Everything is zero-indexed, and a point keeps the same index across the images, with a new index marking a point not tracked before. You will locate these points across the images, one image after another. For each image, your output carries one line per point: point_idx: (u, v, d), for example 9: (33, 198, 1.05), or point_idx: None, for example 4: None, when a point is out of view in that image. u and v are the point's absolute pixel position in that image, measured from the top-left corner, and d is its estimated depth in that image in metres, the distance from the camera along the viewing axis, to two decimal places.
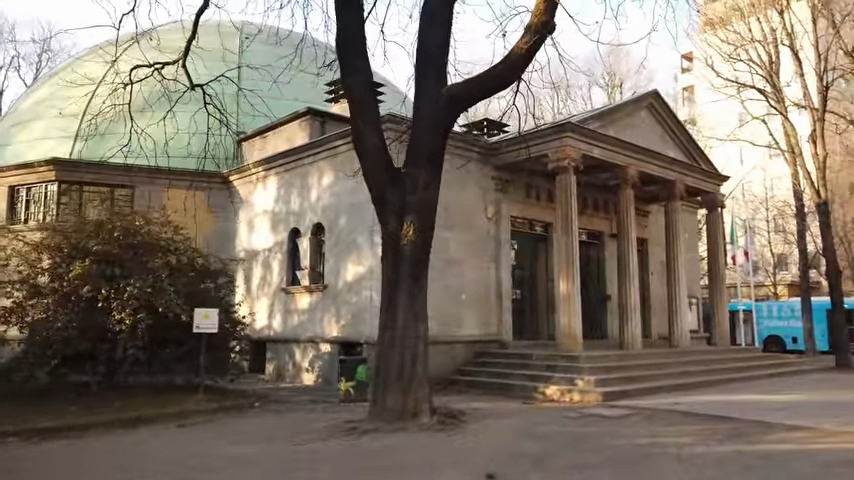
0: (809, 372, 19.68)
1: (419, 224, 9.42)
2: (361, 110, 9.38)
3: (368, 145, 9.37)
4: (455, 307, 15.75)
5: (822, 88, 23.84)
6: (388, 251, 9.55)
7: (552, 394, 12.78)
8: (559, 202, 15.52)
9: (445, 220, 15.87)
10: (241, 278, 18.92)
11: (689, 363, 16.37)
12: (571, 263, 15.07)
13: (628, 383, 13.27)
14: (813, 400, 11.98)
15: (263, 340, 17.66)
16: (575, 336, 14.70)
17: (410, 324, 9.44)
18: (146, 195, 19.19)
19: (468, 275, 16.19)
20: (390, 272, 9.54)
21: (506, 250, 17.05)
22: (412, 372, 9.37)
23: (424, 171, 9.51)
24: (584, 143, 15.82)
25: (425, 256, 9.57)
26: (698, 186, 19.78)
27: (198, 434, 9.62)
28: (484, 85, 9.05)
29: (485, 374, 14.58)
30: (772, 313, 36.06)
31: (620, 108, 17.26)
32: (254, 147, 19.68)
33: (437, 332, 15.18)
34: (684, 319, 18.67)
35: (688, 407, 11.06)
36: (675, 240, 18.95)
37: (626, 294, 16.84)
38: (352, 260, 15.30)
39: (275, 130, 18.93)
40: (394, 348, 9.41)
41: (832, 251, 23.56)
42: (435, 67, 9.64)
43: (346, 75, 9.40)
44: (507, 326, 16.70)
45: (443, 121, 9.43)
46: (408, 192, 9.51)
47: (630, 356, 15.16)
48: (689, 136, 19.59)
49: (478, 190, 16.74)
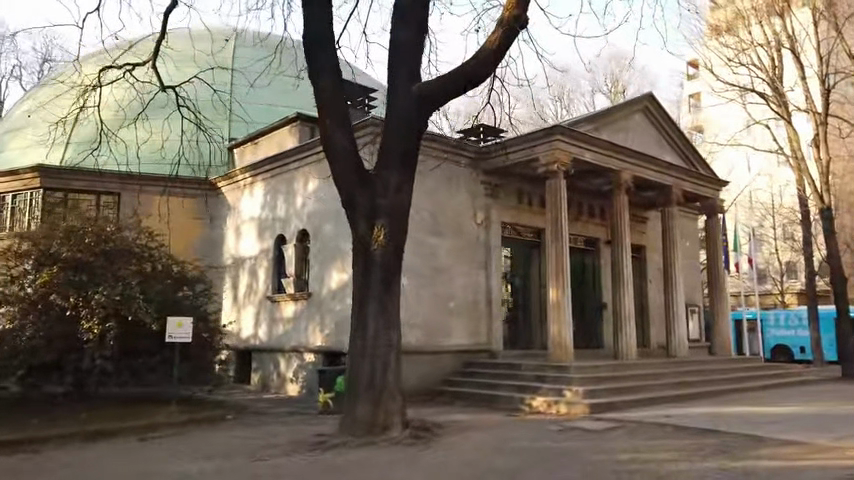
0: (813, 383, 19.09)
1: (390, 228, 9.01)
2: (329, 109, 8.97)
3: (336, 145, 8.98)
4: (443, 316, 15.30)
5: (824, 92, 23.34)
6: (359, 256, 9.14)
7: (539, 406, 12.32)
8: (549, 207, 15.08)
9: (433, 226, 15.44)
10: (229, 286, 18.58)
11: (686, 374, 15.84)
12: (561, 270, 14.63)
13: (618, 394, 12.79)
14: (810, 414, 11.47)
15: (249, 350, 17.31)
16: (566, 345, 14.22)
17: (381, 332, 9.00)
18: (131, 201, 18.94)
19: (457, 282, 15.75)
20: (361, 278, 9.11)
21: (496, 256, 16.62)
22: (383, 383, 8.92)
23: (395, 172, 9.12)
24: (575, 147, 15.38)
25: (397, 261, 9.16)
26: (697, 191, 19.28)
27: (162, 448, 9.22)
28: (456, 83, 8.67)
29: (472, 385, 14.14)
30: (779, 322, 35.31)
31: (613, 110, 16.82)
32: (246, 152, 19.22)
33: (423, 341, 14.72)
34: (681, 328, 18.14)
35: (677, 421, 10.58)
36: (672, 247, 18.43)
37: (621, 302, 16.27)
38: (336, 267, 14.90)
39: (266, 136, 18.51)
40: (364, 357, 8.98)
41: (837, 258, 22.94)
42: (408, 64, 9.27)
43: (314, 73, 9.03)
44: (497, 336, 16.25)
45: (414, 121, 9.04)
46: (379, 194, 9.09)
47: (623, 366, 14.58)
48: (686, 140, 19.11)
49: (467, 195, 16.33)
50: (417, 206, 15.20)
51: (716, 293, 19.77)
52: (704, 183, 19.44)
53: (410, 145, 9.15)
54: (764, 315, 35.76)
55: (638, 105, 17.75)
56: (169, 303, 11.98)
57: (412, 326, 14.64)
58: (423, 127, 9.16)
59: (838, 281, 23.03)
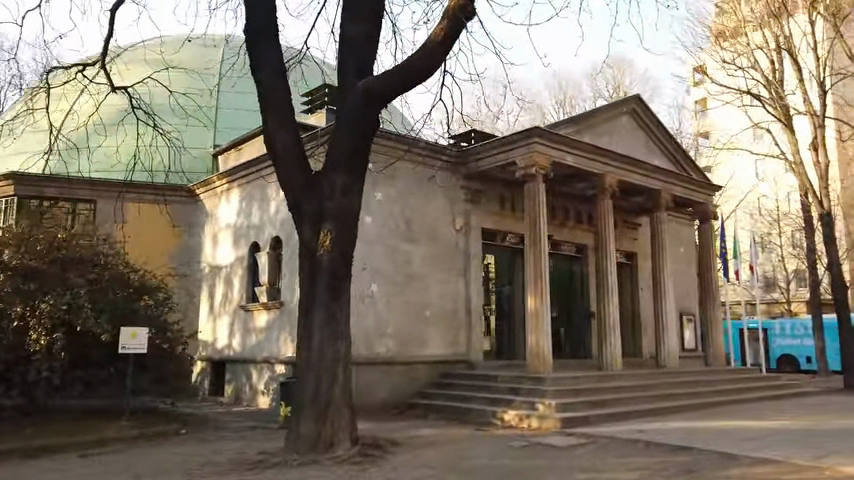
0: (810, 394, 18.36)
1: (337, 233, 8.46)
2: (272, 107, 8.47)
3: (280, 145, 8.47)
4: (419, 326, 14.75)
5: (822, 94, 22.68)
6: (305, 262, 8.61)
7: (510, 419, 11.75)
8: (528, 210, 14.56)
9: (408, 232, 14.94)
10: (206, 296, 18.14)
11: (674, 385, 15.20)
12: (540, 278, 14.10)
13: (596, 407, 12.21)
14: (795, 429, 10.84)
15: (223, 360, 16.84)
16: (545, 355, 13.67)
17: (327, 344, 8.45)
18: (108, 209, 18.61)
19: (433, 291, 15.19)
20: (307, 286, 8.58)
21: (476, 263, 16.09)
22: (329, 397, 8.38)
23: (343, 172, 8.56)
24: (556, 149, 14.86)
25: (347, 267, 8.63)
26: (687, 196, 18.66)
27: (97, 465, 8.72)
28: (404, 76, 8.18)
29: (445, 397, 13.64)
30: (785, 331, 34.45)
31: (596, 112, 16.28)
32: (229, 158, 18.72)
33: (396, 352, 14.19)
34: (671, 338, 17.43)
35: (651, 436, 10.00)
36: (661, 253, 17.78)
37: (606, 311, 15.65)
38: None
39: (246, 142, 17.98)
40: (309, 369, 8.44)
41: (836, 265, 22.20)
42: (357, 60, 8.79)
43: (257, 69, 8.50)
44: (477, 346, 15.68)
45: (364, 119, 8.48)
46: (325, 197, 8.53)
47: (605, 378, 13.93)
48: (676, 142, 18.53)
49: (445, 200, 15.82)
50: (392, 212, 14.72)
51: (707, 302, 19.22)
52: (694, 187, 18.81)
53: (361, 145, 8.60)
54: (769, 324, 34.94)
55: (624, 106, 17.21)
56: (123, 313, 11.51)
57: (385, 336, 14.10)
58: (374, 127, 8.64)
59: (838, 289, 22.31)
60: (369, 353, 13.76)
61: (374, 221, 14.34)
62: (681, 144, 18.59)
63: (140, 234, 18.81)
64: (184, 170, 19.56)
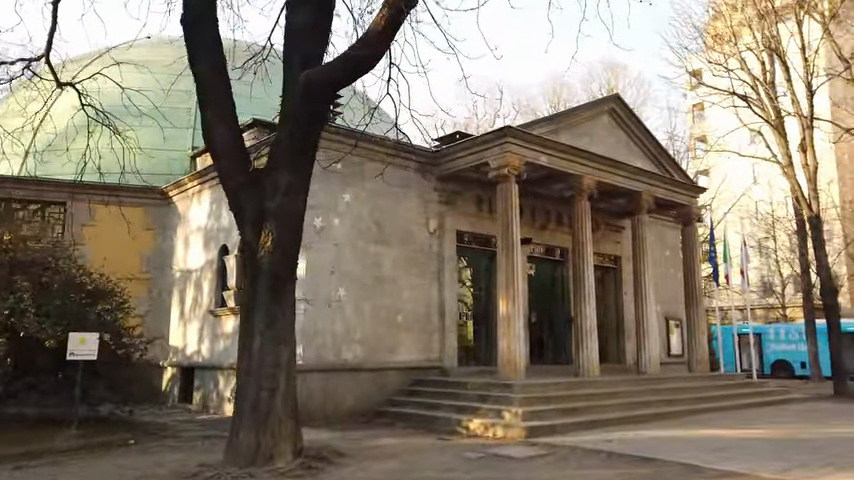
0: (796, 401, 17.89)
1: (279, 235, 8.02)
2: (211, 102, 8.10)
3: (218, 139, 8.07)
4: (389, 331, 14.32)
5: (810, 94, 22.27)
6: (247, 264, 8.21)
7: (476, 428, 11.32)
8: (501, 211, 14.17)
9: (378, 235, 14.53)
10: (177, 300, 17.69)
11: (653, 392, 14.74)
12: (512, 282, 13.70)
13: (564, 415, 11.77)
14: (768, 439, 10.41)
15: (192, 366, 16.42)
16: (517, 361, 13.31)
17: (268, 352, 7.99)
18: (79, 213, 18.15)
19: (405, 295, 14.75)
20: (248, 288, 8.17)
21: (450, 267, 15.68)
22: (270, 408, 7.92)
23: (285, 170, 8.13)
24: (530, 148, 14.46)
25: (291, 270, 8.19)
26: (670, 197, 18.21)
27: (28, 477, 8.33)
28: (344, 67, 7.76)
29: (414, 405, 13.19)
30: (780, 337, 33.95)
31: (574, 111, 15.86)
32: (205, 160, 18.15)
33: (364, 358, 13.74)
34: (653, 344, 16.89)
35: (616, 447, 9.58)
36: (642, 255, 17.30)
37: (582, 316, 15.25)
38: None
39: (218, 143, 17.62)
40: (250, 377, 7.99)
41: (825, 269, 21.76)
42: (300, 51, 8.37)
43: (195, 61, 8.12)
44: (450, 352, 15.26)
45: (306, 115, 8.01)
46: (267, 196, 8.12)
47: (579, 384, 13.50)
48: (658, 143, 18.11)
49: (418, 202, 15.40)
50: (361, 215, 14.30)
51: (692, 306, 18.75)
52: (677, 189, 18.38)
53: (304, 143, 8.14)
54: (762, 330, 34.54)
55: (603, 105, 16.83)
56: (73, 318, 11.18)
57: (353, 342, 13.65)
58: (319, 123, 8.17)
59: (827, 293, 21.81)
60: (336, 360, 13.30)
61: (342, 223, 13.92)
62: (663, 145, 18.19)
63: (108, 245, 18.25)
64: (160, 169, 19.09)
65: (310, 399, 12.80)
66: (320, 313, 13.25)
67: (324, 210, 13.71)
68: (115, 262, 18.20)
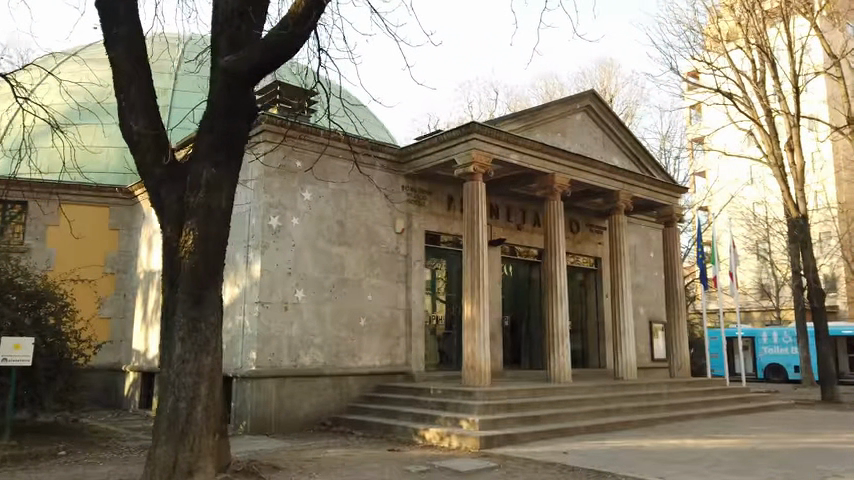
0: (780, 408, 17.34)
1: (200, 234, 7.47)
2: (126, 89, 7.53)
3: (135, 131, 7.53)
4: (350, 335, 13.77)
5: (796, 91, 21.73)
6: (167, 266, 7.68)
7: (431, 438, 10.76)
8: (467, 211, 13.62)
9: (341, 235, 13.95)
10: (140, 303, 17.15)
11: (626, 398, 14.18)
12: (477, 285, 13.18)
13: (526, 424, 11.28)
14: (735, 451, 9.89)
15: (153, 372, 15.87)
16: (481, 367, 12.77)
17: (189, 360, 7.48)
18: (41, 212, 17.51)
19: (368, 298, 14.20)
20: (168, 292, 7.65)
21: (417, 269, 15.16)
22: (188, 420, 7.39)
23: (207, 164, 7.58)
24: (499, 146, 13.94)
25: (216, 273, 7.66)
26: (649, 197, 17.68)
27: None
28: (267, 52, 7.21)
29: (373, 413, 12.65)
30: (773, 341, 33.25)
31: (546, 107, 15.33)
32: None
33: (323, 363, 13.20)
34: (630, 349, 16.33)
35: (569, 460, 9.05)
36: (620, 257, 16.73)
37: (553, 319, 14.71)
38: (229, 281, 13.42)
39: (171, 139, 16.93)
40: (168, 387, 7.49)
41: (813, 271, 21.21)
42: (225, 33, 7.71)
43: (111, 46, 7.56)
44: (416, 357, 14.73)
45: (231, 104, 7.50)
46: (188, 192, 7.59)
47: (543, 390, 13.01)
48: (637, 141, 17.59)
49: (384, 202, 14.86)
50: (322, 213, 13.72)
51: (672, 309, 18.19)
52: (656, 189, 17.84)
53: (231, 135, 7.62)
54: (756, 333, 33.87)
55: (578, 102, 16.32)
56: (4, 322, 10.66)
57: (312, 347, 13.09)
58: (245, 114, 7.70)
59: (814, 296, 21.23)
60: (293, 366, 12.76)
61: (301, 222, 13.32)
62: (642, 143, 17.68)
63: (69, 243, 17.61)
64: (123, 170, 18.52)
65: (265, 407, 12.23)
66: (276, 317, 12.68)
67: (283, 208, 13.11)
68: (78, 264, 17.56)
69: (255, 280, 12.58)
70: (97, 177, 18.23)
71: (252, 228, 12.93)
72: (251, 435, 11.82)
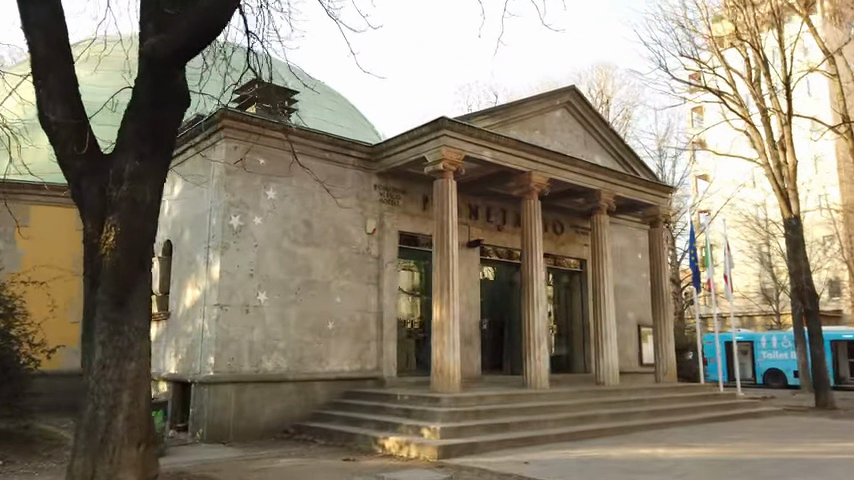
0: (770, 415, 16.74)
1: (122, 231, 7.00)
2: (44, 76, 7.06)
3: (55, 121, 7.07)
4: (317, 340, 13.26)
5: (787, 89, 21.18)
6: (89, 266, 7.22)
7: (391, 447, 10.24)
8: (437, 210, 13.12)
9: (308, 236, 13.46)
10: None
11: (605, 404, 13.63)
12: (446, 286, 12.66)
13: (492, 433, 10.74)
14: (709, 461, 9.36)
15: None
16: (450, 371, 12.26)
17: (110, 365, 6.99)
18: (9, 211, 17.01)
19: (337, 301, 13.68)
20: (89, 293, 7.19)
21: (390, 271, 14.63)
22: (107, 430, 6.91)
23: (130, 156, 7.10)
24: (471, 143, 13.44)
25: (141, 272, 7.20)
26: (633, 197, 17.15)
27: None
28: (190, 33, 6.71)
29: (337, 420, 12.12)
30: (772, 345, 32.49)
31: (524, 103, 14.84)
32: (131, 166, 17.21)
33: (287, 368, 12.70)
34: (613, 354, 15.78)
35: (528, 471, 8.51)
36: (602, 259, 16.20)
37: (530, 323, 14.19)
38: (191, 283, 12.96)
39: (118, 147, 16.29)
40: (87, 395, 7.03)
41: (805, 273, 20.65)
42: (152, 17, 7.25)
43: (26, 30, 7.06)
44: (387, 362, 14.21)
45: (156, 91, 6.99)
46: (111, 186, 7.13)
47: (514, 396, 12.51)
48: (621, 139, 17.07)
49: (355, 201, 14.37)
50: (288, 213, 13.23)
51: (658, 313, 17.65)
52: (640, 189, 17.32)
53: (158, 125, 7.12)
54: (755, 337, 33.07)
55: (558, 98, 15.84)
56: None
57: (275, 351, 12.60)
58: (173, 102, 7.20)
59: (808, 299, 20.62)
60: (255, 371, 12.26)
61: (264, 221, 12.83)
62: (627, 141, 17.15)
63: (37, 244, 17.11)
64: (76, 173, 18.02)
65: (222, 414, 11.73)
66: (237, 320, 12.20)
67: (245, 207, 12.64)
68: (44, 266, 17.01)
69: (214, 282, 12.11)
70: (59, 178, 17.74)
71: (212, 228, 12.47)
72: (207, 444, 11.32)
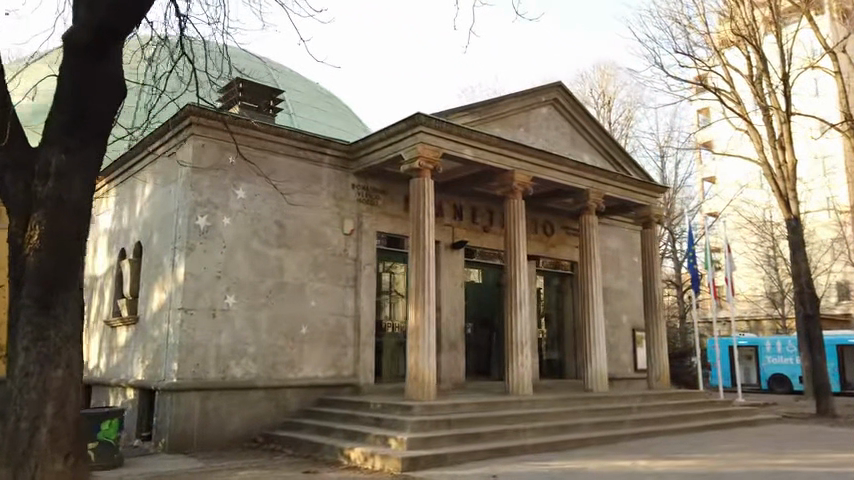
0: (767, 423, 16.07)
1: (47, 227, 6.56)
2: None
3: None
4: (289, 345, 12.75)
5: (786, 86, 20.58)
6: (13, 269, 6.76)
7: (356, 459, 9.74)
8: (413, 210, 12.61)
9: (281, 237, 13.00)
10: (85, 311, 16.41)
11: (590, 412, 13.04)
12: (421, 289, 12.14)
13: (464, 444, 10.21)
14: (690, 474, 8.80)
15: (90, 383, 14.97)
16: (425, 378, 11.71)
17: (32, 373, 6.49)
18: None
19: (311, 304, 13.18)
20: (14, 296, 6.72)
21: (368, 273, 14.12)
22: (27, 445, 6.35)
23: (57, 148, 6.69)
24: (449, 140, 12.93)
25: (70, 273, 6.73)
26: (623, 197, 16.59)
27: None
28: (110, 11, 6.45)
29: (307, 430, 11.59)
30: (776, 350, 31.61)
31: (507, 99, 14.32)
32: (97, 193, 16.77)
33: (257, 375, 12.20)
34: (601, 359, 15.22)
35: None
36: (590, 261, 15.64)
37: (513, 328, 13.65)
38: (158, 286, 12.49)
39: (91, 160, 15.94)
40: (8, 406, 6.53)
41: (805, 276, 19.96)
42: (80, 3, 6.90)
43: None
44: (365, 368, 13.70)
45: (83, 78, 6.63)
46: (37, 182, 6.70)
47: (493, 404, 11.97)
48: (610, 137, 16.54)
49: (332, 202, 13.87)
50: (259, 213, 12.76)
51: (650, 318, 17.06)
52: (631, 188, 16.75)
53: (88, 115, 6.69)
54: (759, 342, 32.20)
55: (544, 95, 15.35)
56: None
57: (244, 357, 12.11)
58: (105, 90, 6.78)
59: (808, 302, 19.95)
60: (222, 378, 11.77)
61: (233, 222, 12.37)
62: (617, 140, 16.60)
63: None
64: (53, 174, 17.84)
65: (186, 422, 11.24)
66: (202, 324, 11.71)
67: (213, 207, 12.17)
68: None
69: (179, 285, 11.64)
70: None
71: (179, 229, 12.01)
72: (168, 454, 10.82)
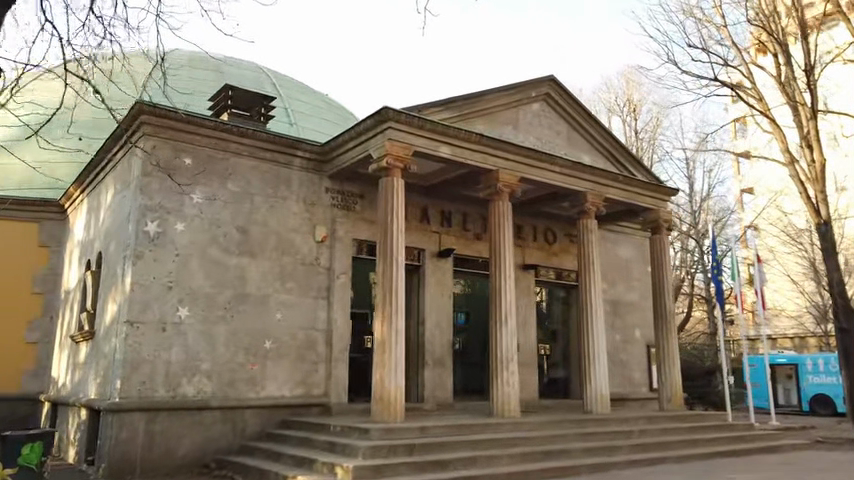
0: (795, 451, 14.32)
1: None
2: None
3: None
4: (250, 361, 11.74)
5: (812, 78, 18.87)
6: None
7: None
8: (382, 213, 11.55)
9: (243, 244, 12.07)
10: (59, 328, 15.72)
11: (582, 438, 11.62)
12: (388, 300, 11.02)
13: (422, 473, 8.99)
14: None
15: (57, 401, 14.21)
16: (391, 397, 10.54)
17: None
18: None
19: (276, 317, 12.18)
20: None
21: (342, 284, 13.09)
22: None
23: None
24: (422, 137, 11.85)
25: None
26: (627, 199, 15.27)
27: None
28: None
29: (260, 455, 10.52)
30: (816, 367, 29.49)
31: (491, 94, 13.26)
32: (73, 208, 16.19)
33: (212, 393, 11.22)
34: (603, 376, 13.84)
35: None
36: (589, 269, 14.32)
37: (497, 341, 12.41)
38: (111, 297, 11.65)
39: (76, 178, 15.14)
40: None
41: (839, 285, 18.07)
42: None
43: None
44: (337, 386, 12.61)
45: None
46: None
47: (467, 427, 10.72)
48: (611, 135, 15.31)
49: (302, 207, 12.91)
50: (218, 218, 11.87)
51: (661, 333, 15.58)
52: (635, 190, 15.46)
53: None
54: (799, 359, 30.18)
55: (534, 90, 14.25)
56: None
57: (198, 374, 11.15)
58: None
59: (842, 315, 18.00)
60: (171, 397, 10.82)
61: (187, 228, 11.50)
62: (619, 138, 15.35)
63: None
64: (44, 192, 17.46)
65: (129, 444, 10.30)
66: (149, 340, 10.81)
67: (164, 212, 11.34)
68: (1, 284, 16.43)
69: (125, 295, 10.78)
70: (19, 193, 17.21)
71: (128, 235, 11.21)
72: None
